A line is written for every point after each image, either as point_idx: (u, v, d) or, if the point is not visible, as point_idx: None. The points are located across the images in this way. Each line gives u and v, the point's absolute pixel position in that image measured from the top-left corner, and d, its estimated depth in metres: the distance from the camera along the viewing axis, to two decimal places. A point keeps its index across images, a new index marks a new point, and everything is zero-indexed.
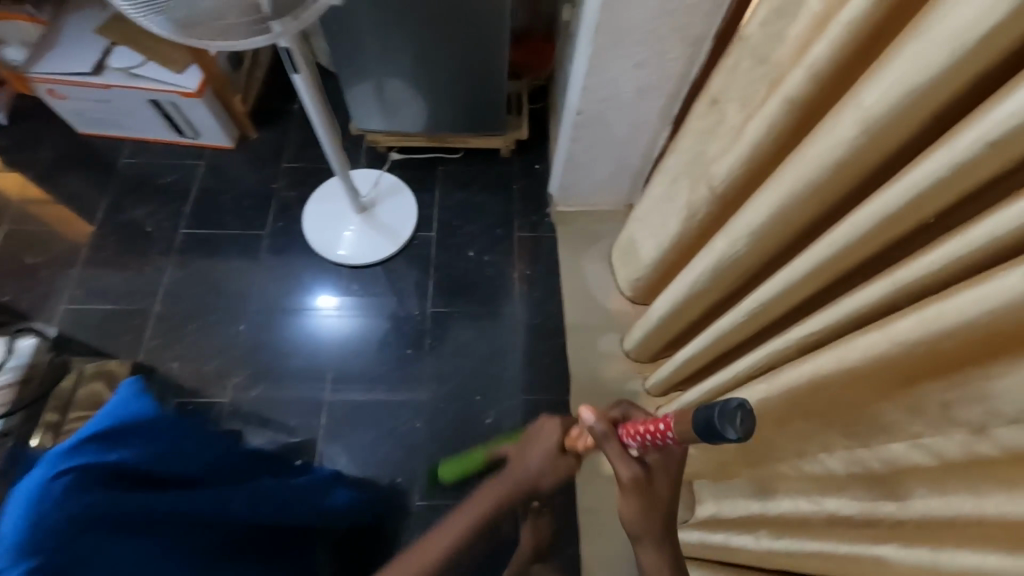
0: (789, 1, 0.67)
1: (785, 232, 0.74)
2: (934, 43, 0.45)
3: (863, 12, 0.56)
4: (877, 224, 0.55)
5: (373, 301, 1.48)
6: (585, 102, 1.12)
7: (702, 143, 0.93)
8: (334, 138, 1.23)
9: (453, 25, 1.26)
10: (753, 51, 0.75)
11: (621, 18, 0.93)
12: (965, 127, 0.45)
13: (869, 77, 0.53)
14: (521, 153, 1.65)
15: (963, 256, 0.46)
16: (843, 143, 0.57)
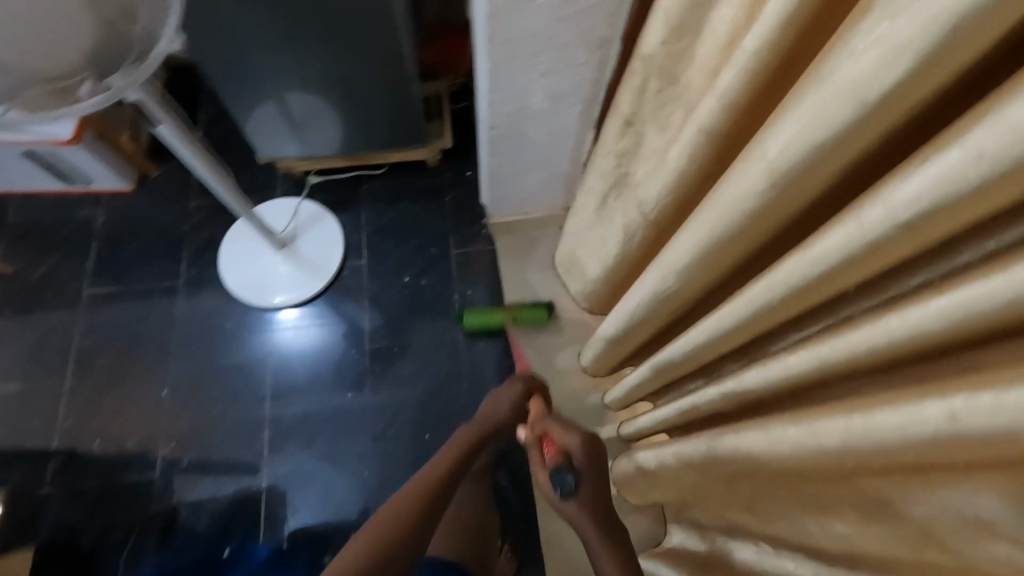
0: (684, 20, 0.59)
1: (708, 276, 0.66)
2: (842, 92, 0.38)
3: (765, 42, 0.48)
4: (795, 293, 0.48)
5: (310, 343, 1.38)
6: (496, 117, 1.04)
7: (627, 162, 0.85)
8: (228, 183, 1.10)
9: (352, 41, 1.13)
10: (661, 70, 0.67)
11: (514, 29, 0.84)
12: (880, 198, 0.37)
13: (772, 125, 0.45)
14: (450, 161, 1.54)
15: (888, 346, 0.40)
16: (752, 196, 0.50)
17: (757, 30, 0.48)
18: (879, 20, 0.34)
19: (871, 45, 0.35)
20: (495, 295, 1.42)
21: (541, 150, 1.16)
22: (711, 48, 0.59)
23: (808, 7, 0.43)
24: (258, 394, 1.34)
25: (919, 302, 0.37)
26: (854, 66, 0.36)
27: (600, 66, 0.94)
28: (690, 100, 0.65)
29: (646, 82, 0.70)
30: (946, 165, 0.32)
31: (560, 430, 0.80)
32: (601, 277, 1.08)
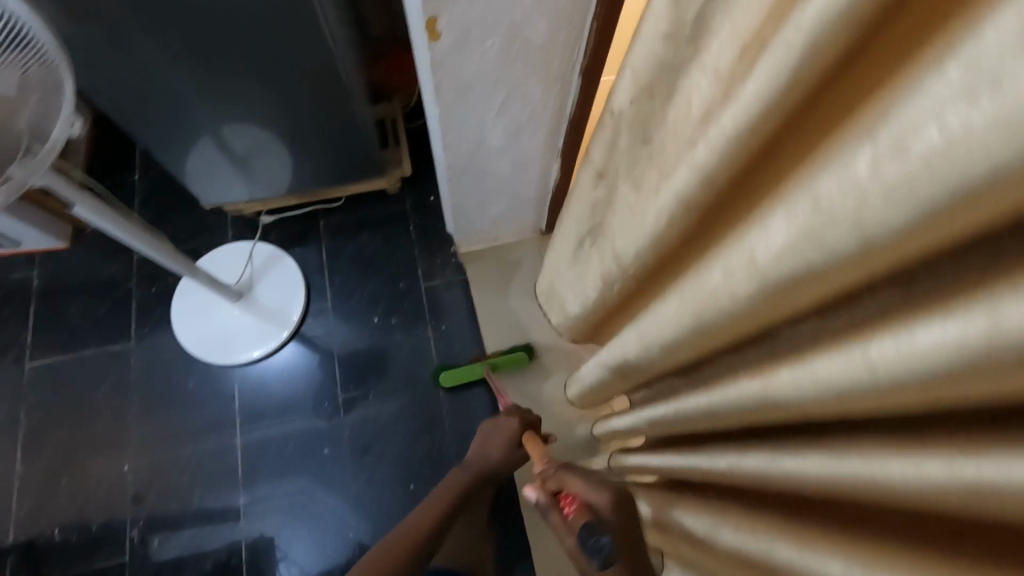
0: (657, 82, 0.56)
1: (692, 355, 0.62)
2: (835, 222, 0.33)
3: (745, 126, 0.44)
4: (795, 406, 0.44)
5: (279, 398, 1.30)
6: (452, 158, 0.97)
7: (604, 209, 0.80)
8: (165, 248, 1.01)
9: (290, 79, 1.04)
10: (633, 124, 0.63)
11: (460, 74, 0.77)
12: (890, 337, 0.33)
13: (759, 228, 0.42)
14: (411, 187, 1.46)
15: (912, 495, 0.35)
16: (742, 296, 0.45)
17: (735, 113, 0.44)
18: (876, 153, 0.30)
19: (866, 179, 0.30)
20: (470, 329, 1.36)
21: (505, 182, 1.09)
22: (683, 113, 0.54)
23: (790, 93, 0.39)
24: (230, 459, 1.26)
25: (938, 460, 0.33)
26: (849, 196, 0.32)
27: (561, 98, 0.88)
28: (662, 163, 0.60)
29: (618, 138, 0.67)
30: (970, 337, 0.28)
31: (581, 485, 0.76)
32: (578, 315, 1.03)
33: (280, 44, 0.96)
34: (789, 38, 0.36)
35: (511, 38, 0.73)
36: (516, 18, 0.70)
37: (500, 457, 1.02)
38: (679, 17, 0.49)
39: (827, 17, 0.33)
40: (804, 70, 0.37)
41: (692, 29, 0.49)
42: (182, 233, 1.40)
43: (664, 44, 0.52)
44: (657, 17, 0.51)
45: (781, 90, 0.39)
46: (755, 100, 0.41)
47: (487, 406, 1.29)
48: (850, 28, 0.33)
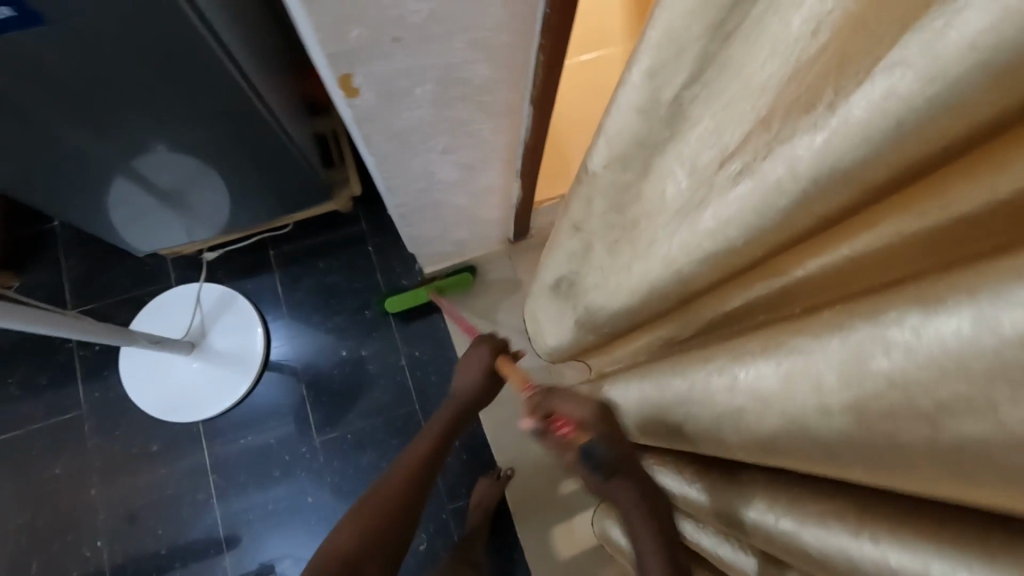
0: (632, 158, 0.48)
1: (668, 448, 0.58)
2: (851, 409, 0.29)
3: (731, 239, 0.38)
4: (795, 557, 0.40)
5: (250, 449, 1.22)
6: (401, 197, 0.88)
7: (583, 264, 0.72)
8: (80, 324, 0.90)
9: (205, 118, 0.91)
10: (608, 194, 0.55)
11: (391, 122, 0.68)
12: (906, 548, 0.30)
13: (745, 368, 0.37)
14: (365, 205, 1.35)
15: None
16: (736, 434, 0.40)
17: (719, 223, 0.39)
18: (901, 357, 0.25)
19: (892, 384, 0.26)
20: (448, 353, 1.29)
21: (464, 210, 1.00)
22: (656, 192, 0.50)
23: (789, 224, 0.34)
24: (209, 522, 1.19)
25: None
26: (868, 391, 0.28)
27: (514, 129, 0.78)
28: (641, 248, 0.55)
29: (592, 202, 0.58)
30: None
31: (567, 403, 0.59)
32: (557, 348, 0.95)
33: (177, 81, 0.82)
34: (777, 167, 0.32)
35: (447, 82, 0.64)
36: (450, 63, 0.61)
37: (478, 383, 0.83)
38: (653, 95, 0.41)
39: (836, 161, 0.28)
40: (802, 207, 0.32)
41: (668, 112, 0.43)
42: (120, 283, 1.28)
43: (640, 118, 0.44)
44: (632, 93, 0.42)
45: (775, 216, 0.34)
46: (735, 212, 0.37)
47: (438, 330, 1.30)
48: (869, 180, 0.28)
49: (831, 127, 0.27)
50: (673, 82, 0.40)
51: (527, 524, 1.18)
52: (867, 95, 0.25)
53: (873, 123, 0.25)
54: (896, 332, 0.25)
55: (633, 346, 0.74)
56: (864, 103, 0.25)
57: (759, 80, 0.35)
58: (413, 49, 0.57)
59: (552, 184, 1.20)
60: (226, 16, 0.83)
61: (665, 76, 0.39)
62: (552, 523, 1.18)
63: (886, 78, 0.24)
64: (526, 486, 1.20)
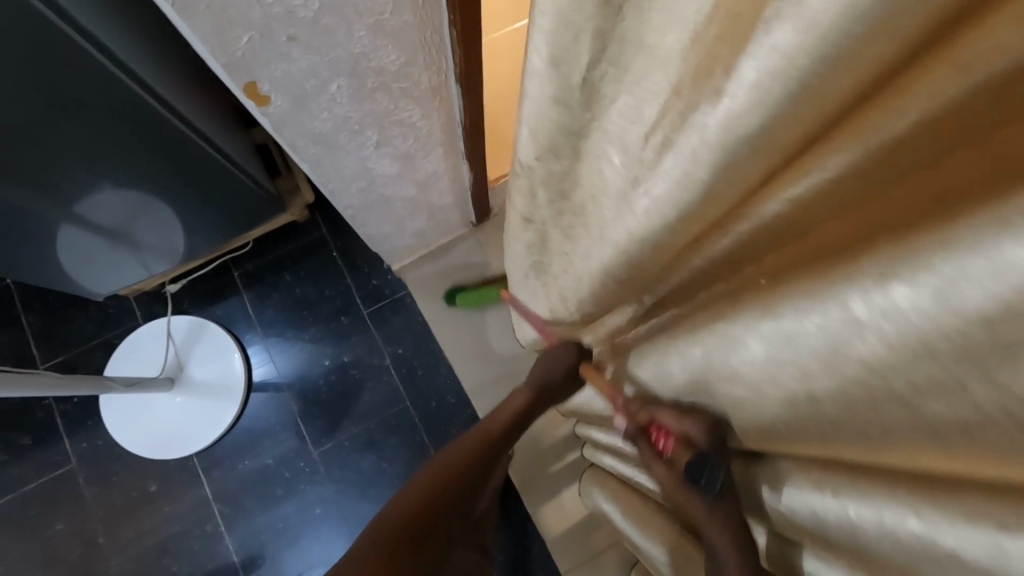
0: (556, 139, 0.47)
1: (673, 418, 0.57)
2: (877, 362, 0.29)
3: (679, 204, 0.37)
4: (786, 519, 0.45)
5: (250, 471, 1.22)
6: (348, 199, 0.86)
7: (544, 247, 0.70)
8: (33, 381, 0.84)
9: (119, 146, 0.84)
10: (547, 180, 0.54)
11: (312, 125, 0.65)
12: (866, 508, 0.34)
13: (748, 344, 0.38)
14: (322, 210, 1.32)
15: None
16: (758, 387, 0.40)
17: (670, 195, 0.37)
18: (883, 309, 0.26)
19: (876, 347, 0.28)
20: (430, 346, 1.27)
21: (416, 200, 0.97)
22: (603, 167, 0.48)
23: (729, 178, 0.33)
24: (221, 553, 1.18)
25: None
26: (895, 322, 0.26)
27: (445, 112, 0.75)
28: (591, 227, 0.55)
29: (535, 192, 0.58)
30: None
31: (669, 413, 0.56)
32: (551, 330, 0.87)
33: (82, 112, 0.76)
34: (700, 135, 0.32)
35: (360, 74, 0.60)
36: (358, 54, 0.57)
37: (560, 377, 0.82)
38: (563, 78, 0.41)
39: (747, 121, 0.28)
40: (740, 162, 0.31)
41: (583, 94, 0.42)
42: (87, 330, 1.26)
43: (556, 107, 0.43)
44: (541, 76, 0.41)
45: (708, 180, 0.34)
46: (672, 178, 0.36)
47: (421, 321, 1.28)
48: (797, 125, 0.27)
49: (746, 92, 0.27)
50: (578, 64, 0.39)
51: (536, 498, 1.19)
52: (764, 47, 0.24)
53: (793, 67, 0.24)
54: (876, 290, 0.26)
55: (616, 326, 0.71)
56: (756, 63, 0.25)
57: (659, 55, 0.36)
58: (313, 47, 0.54)
59: (503, 159, 1.17)
60: (130, 35, 0.78)
61: (568, 59, 0.39)
62: (554, 498, 1.19)
63: (767, 35, 0.24)
64: (528, 466, 1.20)
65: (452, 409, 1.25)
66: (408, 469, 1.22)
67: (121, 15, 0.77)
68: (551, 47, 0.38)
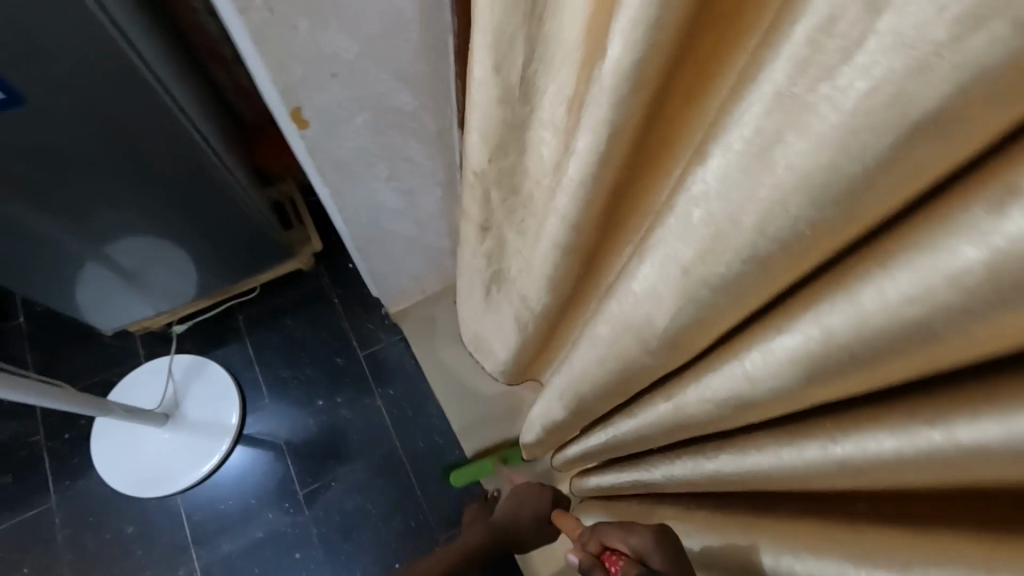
0: (508, 137, 0.58)
1: (616, 391, 0.59)
2: (732, 236, 0.33)
3: (588, 168, 0.44)
4: (711, 422, 0.47)
5: (232, 514, 1.20)
6: (356, 230, 0.98)
7: (497, 257, 0.78)
8: (39, 391, 0.88)
9: (162, 177, 0.97)
10: (499, 180, 0.64)
11: (334, 151, 0.78)
12: (757, 349, 0.36)
13: (643, 267, 0.43)
14: (328, 260, 1.43)
15: (821, 464, 0.36)
16: (664, 330, 0.44)
17: (577, 164, 0.45)
18: (710, 177, 0.32)
19: (710, 210, 0.33)
20: (420, 386, 1.32)
21: (417, 240, 1.08)
22: (541, 161, 0.59)
23: (617, 141, 0.41)
24: None
25: (874, 460, 0.31)
26: (724, 188, 0.31)
27: (446, 155, 0.88)
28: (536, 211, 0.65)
29: (488, 195, 0.67)
30: (839, 328, 0.29)
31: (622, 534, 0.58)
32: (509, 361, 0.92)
33: (140, 144, 0.89)
34: (594, 115, 0.40)
35: (381, 111, 0.75)
36: (379, 92, 0.72)
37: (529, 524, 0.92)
38: (505, 79, 0.51)
39: (622, 80, 0.35)
40: (620, 125, 0.39)
41: (521, 91, 0.53)
42: (85, 368, 1.30)
43: (500, 106, 0.53)
44: (482, 80, 0.51)
45: (606, 140, 0.41)
46: (587, 150, 0.42)
47: (415, 362, 1.34)
48: (653, 71, 0.34)
49: (610, 69, 0.35)
50: (515, 63, 0.49)
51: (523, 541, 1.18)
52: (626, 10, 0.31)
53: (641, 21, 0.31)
54: (704, 165, 0.32)
55: (569, 330, 0.78)
56: (623, 18, 0.32)
57: (571, 46, 0.46)
58: (349, 83, 0.69)
59: None
60: (182, 88, 0.93)
61: (507, 62, 0.49)
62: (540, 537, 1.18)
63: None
64: None
65: (439, 450, 1.27)
66: (393, 511, 1.22)
67: (176, 76, 0.93)
68: (497, 59, 0.49)
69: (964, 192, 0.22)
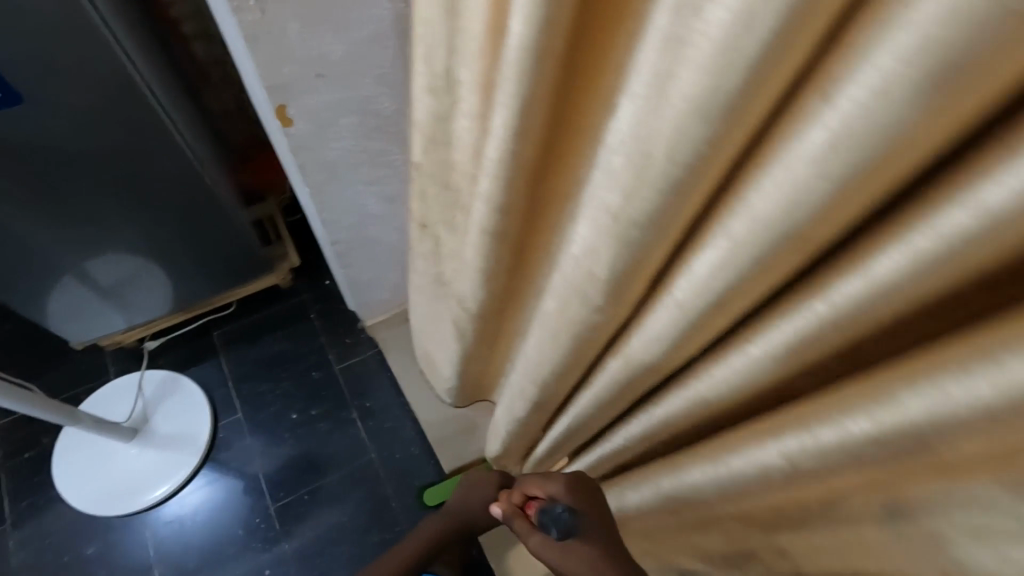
0: (435, 132, 0.63)
1: (568, 363, 0.63)
2: (649, 170, 0.37)
3: (504, 142, 0.49)
4: (653, 367, 0.51)
5: (201, 528, 1.18)
6: (336, 233, 1.03)
7: (439, 256, 0.82)
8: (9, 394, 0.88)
9: (147, 185, 0.99)
10: (431, 174, 0.70)
11: (324, 152, 0.85)
12: (683, 276, 0.41)
13: (580, 227, 0.48)
14: (306, 277, 1.46)
15: (754, 366, 0.40)
16: (600, 281, 0.48)
17: (495, 140, 0.50)
18: (623, 123, 0.37)
19: (622, 152, 0.38)
20: (396, 400, 1.33)
21: (395, 248, 1.13)
22: (463, 153, 0.62)
23: (531, 113, 0.46)
24: None
25: (794, 343, 0.36)
26: (639, 134, 0.36)
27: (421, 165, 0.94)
28: (462, 203, 0.68)
29: (424, 190, 0.73)
30: (745, 230, 0.34)
31: (538, 479, 0.68)
32: (455, 376, 0.95)
33: (128, 150, 0.93)
34: (506, 90, 0.45)
35: (364, 114, 0.81)
36: (365, 96, 0.79)
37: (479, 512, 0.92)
38: (433, 69, 0.57)
39: (524, 49, 0.41)
40: (529, 95, 0.44)
41: (444, 82, 0.57)
42: (56, 385, 1.30)
43: (431, 96, 0.60)
44: (422, 71, 0.58)
45: (518, 110, 0.46)
46: (502, 123, 0.48)
47: (390, 375, 1.36)
48: (555, 39, 0.40)
49: (515, 42, 0.41)
50: (438, 53, 0.55)
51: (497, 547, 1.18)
52: None
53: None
54: (619, 111, 0.37)
55: (513, 326, 0.82)
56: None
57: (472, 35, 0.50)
58: (338, 84, 0.76)
59: None
60: (171, 101, 0.98)
61: (433, 52, 0.55)
62: (516, 548, 1.17)
63: None
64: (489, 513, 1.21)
65: (413, 461, 1.27)
66: (366, 523, 1.21)
67: (166, 90, 0.98)
68: (427, 47, 0.55)
69: (817, 83, 0.27)
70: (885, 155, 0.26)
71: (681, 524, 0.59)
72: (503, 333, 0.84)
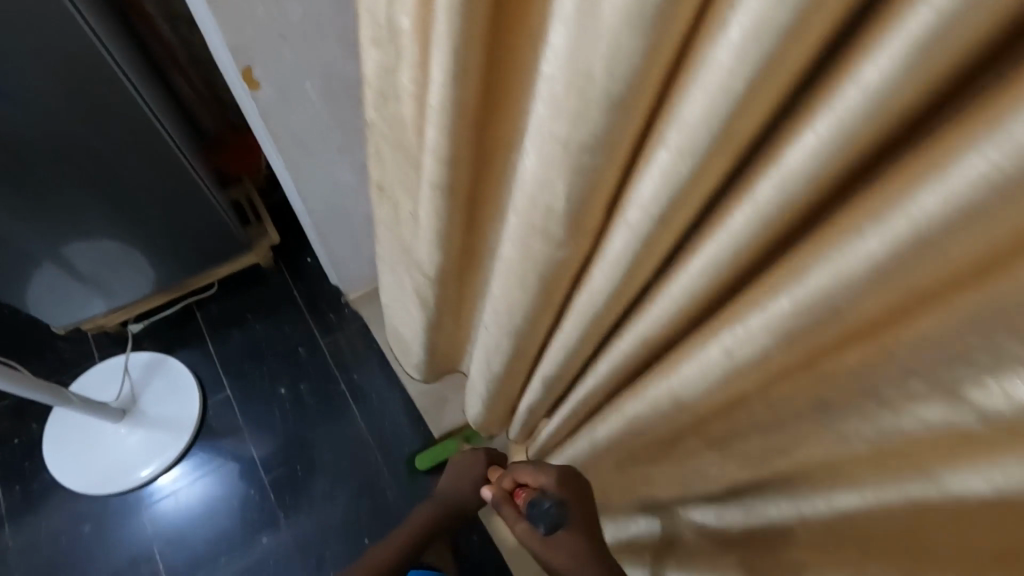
0: (383, 89, 0.65)
1: (537, 307, 0.65)
2: (590, 91, 0.39)
3: (444, 88, 0.51)
4: (613, 296, 0.53)
5: (199, 500, 1.21)
6: (312, 205, 1.03)
7: (397, 222, 0.84)
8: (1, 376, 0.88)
9: (123, 166, 0.99)
10: (385, 134, 0.72)
11: (291, 121, 0.86)
12: (632, 196, 0.43)
13: (529, 163, 0.50)
14: (285, 257, 1.47)
15: (702, 276, 0.42)
16: (559, 215, 0.50)
17: (435, 87, 0.52)
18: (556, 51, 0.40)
19: (560, 80, 0.41)
20: (382, 371, 1.36)
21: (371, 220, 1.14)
22: (406, 110, 0.64)
23: (471, 54, 0.48)
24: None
25: (733, 243, 0.38)
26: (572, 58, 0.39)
27: None
28: (411, 161, 0.70)
29: (381, 150, 0.75)
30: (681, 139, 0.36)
31: (528, 469, 0.71)
32: (423, 346, 0.97)
33: (100, 130, 0.92)
34: (441, 32, 0.47)
35: (327, 78, 0.82)
36: (326, 62, 0.80)
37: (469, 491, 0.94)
38: (376, 22, 0.58)
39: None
40: (465, 36, 0.46)
41: (384, 37, 0.59)
42: (41, 372, 1.31)
43: (377, 49, 0.61)
44: (369, 25, 0.59)
45: (454, 54, 0.48)
46: (441, 67, 0.49)
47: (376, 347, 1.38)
48: None
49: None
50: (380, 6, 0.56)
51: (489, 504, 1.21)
52: None
53: None
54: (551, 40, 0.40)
55: (478, 286, 0.85)
56: None
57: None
58: (298, 48, 0.77)
59: None
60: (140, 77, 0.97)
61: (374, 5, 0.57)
62: None
63: None
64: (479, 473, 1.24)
65: (402, 428, 1.30)
66: (359, 489, 1.24)
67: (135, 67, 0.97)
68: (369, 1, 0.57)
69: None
70: (788, 42, 0.28)
71: (652, 444, 0.63)
72: (468, 293, 0.87)
